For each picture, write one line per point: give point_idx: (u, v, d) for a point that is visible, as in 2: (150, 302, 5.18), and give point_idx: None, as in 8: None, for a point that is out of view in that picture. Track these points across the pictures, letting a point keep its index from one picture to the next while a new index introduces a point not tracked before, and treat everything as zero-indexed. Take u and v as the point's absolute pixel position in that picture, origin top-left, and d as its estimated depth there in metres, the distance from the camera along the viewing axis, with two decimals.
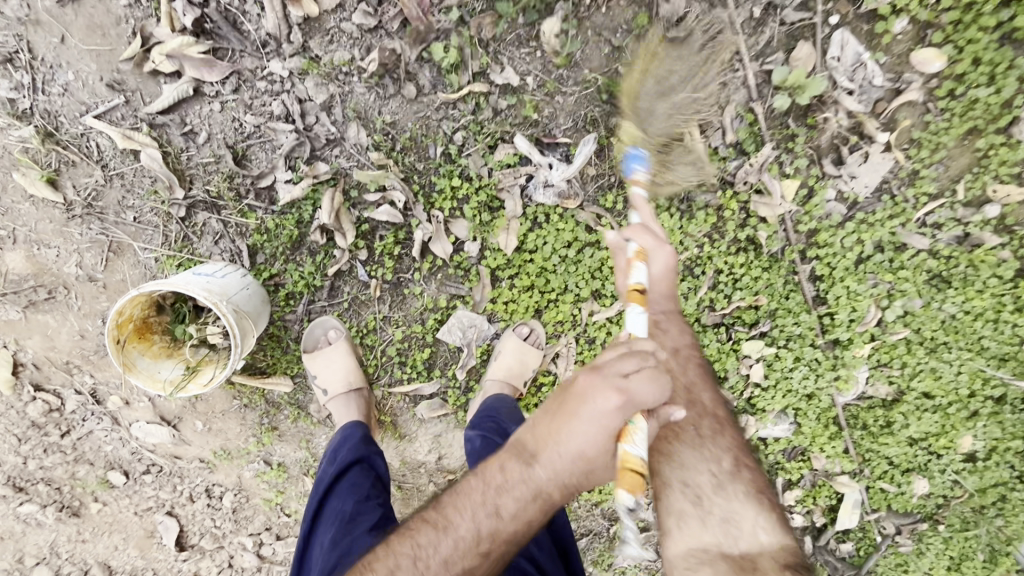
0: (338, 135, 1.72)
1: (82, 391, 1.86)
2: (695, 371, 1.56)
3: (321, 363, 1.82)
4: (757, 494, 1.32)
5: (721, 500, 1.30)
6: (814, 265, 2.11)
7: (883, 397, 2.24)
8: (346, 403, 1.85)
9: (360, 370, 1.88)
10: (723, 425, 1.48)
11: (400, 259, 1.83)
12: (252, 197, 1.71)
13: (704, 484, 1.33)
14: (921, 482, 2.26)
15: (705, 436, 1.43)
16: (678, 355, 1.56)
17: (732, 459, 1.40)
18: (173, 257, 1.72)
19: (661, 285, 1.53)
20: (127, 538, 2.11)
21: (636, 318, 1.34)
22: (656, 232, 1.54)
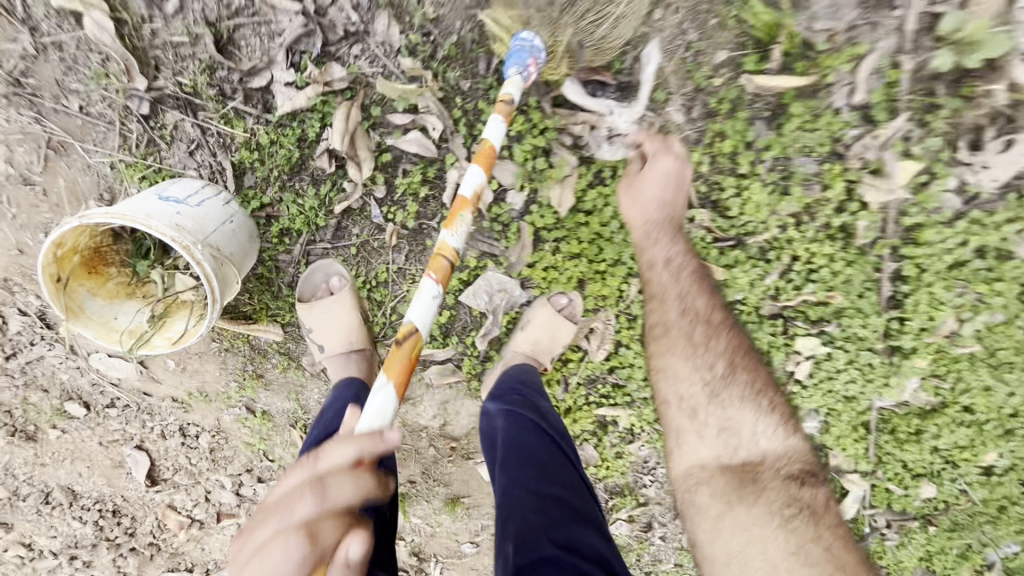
0: (361, 26, 1.28)
1: (27, 312, 1.55)
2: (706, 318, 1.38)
3: (317, 315, 1.50)
4: (790, 492, 1.23)
5: (716, 411, 1.32)
6: (900, 264, 1.70)
7: (924, 403, 1.81)
8: (342, 365, 1.55)
9: (365, 327, 1.56)
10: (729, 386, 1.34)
11: (424, 203, 1.45)
12: (239, 99, 1.29)
13: (720, 478, 1.28)
14: (928, 487, 1.87)
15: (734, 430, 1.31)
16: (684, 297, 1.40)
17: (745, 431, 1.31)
18: (133, 168, 1.32)
19: (655, 185, 1.41)
20: (92, 467, 1.91)
21: (366, 413, 0.92)
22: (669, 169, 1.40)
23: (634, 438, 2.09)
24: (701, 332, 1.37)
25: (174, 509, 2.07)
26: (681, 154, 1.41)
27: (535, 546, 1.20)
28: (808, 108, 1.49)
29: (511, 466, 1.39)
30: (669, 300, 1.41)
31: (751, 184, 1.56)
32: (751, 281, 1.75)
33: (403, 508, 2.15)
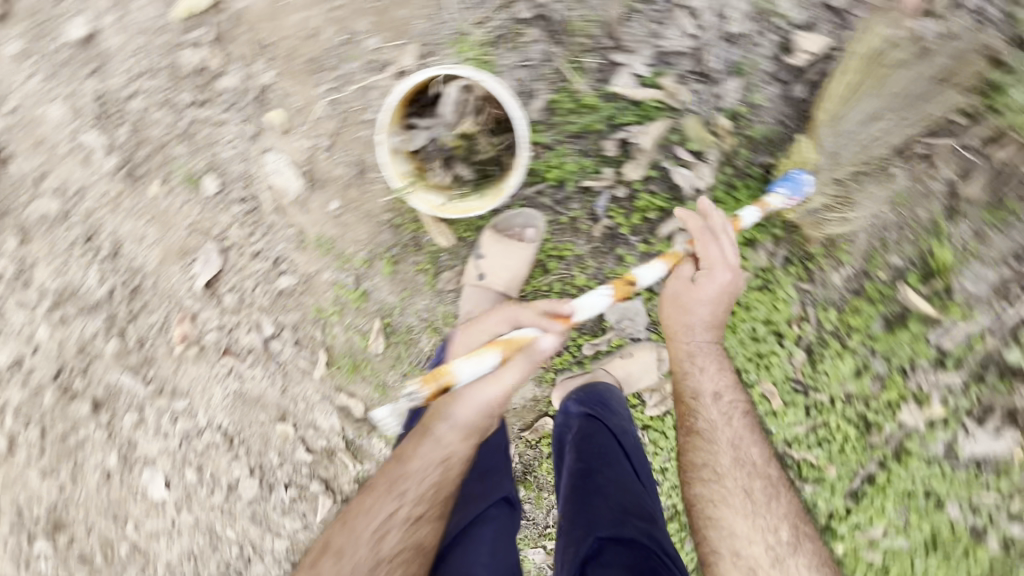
0: (719, 70, 1.50)
1: (247, 80, 1.59)
2: (725, 378, 1.56)
3: (505, 250, 1.63)
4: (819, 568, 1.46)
5: (700, 357, 1.55)
6: (877, 471, 1.91)
7: None
8: (490, 299, 1.67)
9: (522, 282, 1.69)
10: (763, 462, 1.52)
11: (642, 224, 1.63)
12: (593, 59, 1.48)
13: (749, 529, 1.48)
14: None
15: (755, 501, 1.50)
16: (716, 356, 1.57)
17: (785, 519, 1.50)
18: (471, 46, 1.48)
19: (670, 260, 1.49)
20: (159, 239, 1.80)
21: (586, 300, 1.43)
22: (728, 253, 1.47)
23: None
24: (716, 378, 1.55)
25: (192, 320, 1.91)
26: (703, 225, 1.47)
27: (614, 527, 1.38)
28: (920, 332, 1.80)
29: (592, 457, 1.53)
30: (682, 317, 1.53)
31: (847, 355, 1.87)
32: (796, 431, 1.96)
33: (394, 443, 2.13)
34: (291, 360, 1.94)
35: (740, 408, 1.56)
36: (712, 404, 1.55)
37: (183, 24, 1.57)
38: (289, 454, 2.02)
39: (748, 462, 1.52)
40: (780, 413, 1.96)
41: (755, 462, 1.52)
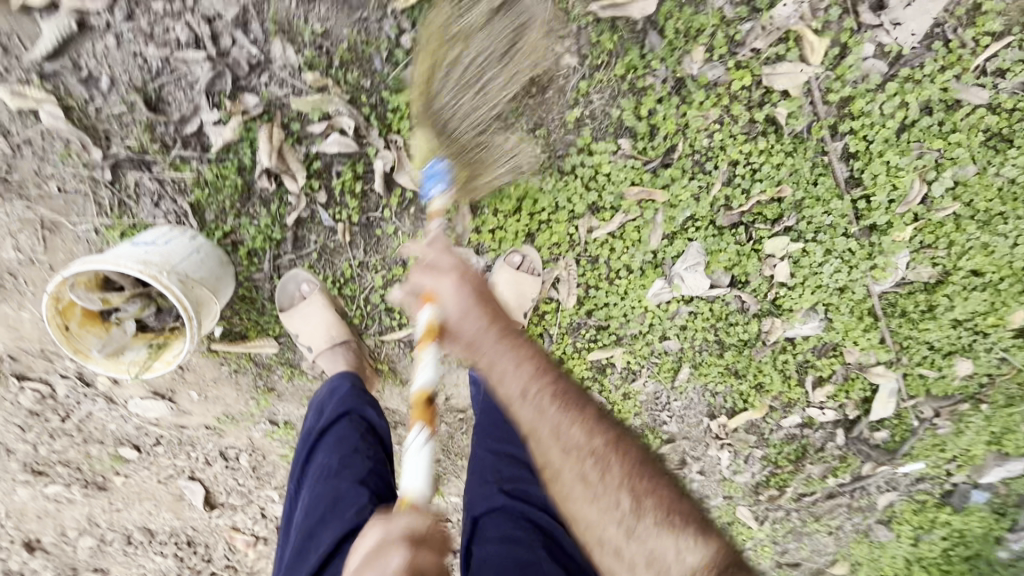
0: (260, 45, 1.42)
1: (68, 375, 1.79)
2: (524, 373, 1.29)
3: (302, 317, 1.67)
4: (668, 526, 1.23)
5: (525, 406, 1.27)
6: (846, 140, 1.86)
7: (925, 281, 2.18)
8: (333, 357, 1.71)
9: (342, 321, 1.74)
10: (593, 431, 1.28)
11: (364, 198, 1.62)
12: (180, 147, 1.46)
13: (592, 505, 1.25)
14: (965, 363, 2.30)
15: (592, 484, 1.25)
16: (461, 315, 1.33)
17: (590, 447, 1.26)
18: (114, 227, 1.52)
19: (466, 322, 1.32)
20: (159, 503, 2.15)
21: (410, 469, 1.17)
22: (449, 262, 1.39)
23: (637, 375, 2.22)
24: (518, 378, 1.28)
25: (238, 529, 2.27)
26: (458, 268, 1.36)
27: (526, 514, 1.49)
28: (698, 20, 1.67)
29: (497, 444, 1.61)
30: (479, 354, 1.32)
31: (665, 104, 1.73)
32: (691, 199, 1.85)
33: (439, 489, 2.25)
34: None
35: (534, 383, 1.29)
36: (517, 395, 1.28)
37: None
38: None
39: (584, 451, 1.26)
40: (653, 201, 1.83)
41: (581, 433, 1.27)
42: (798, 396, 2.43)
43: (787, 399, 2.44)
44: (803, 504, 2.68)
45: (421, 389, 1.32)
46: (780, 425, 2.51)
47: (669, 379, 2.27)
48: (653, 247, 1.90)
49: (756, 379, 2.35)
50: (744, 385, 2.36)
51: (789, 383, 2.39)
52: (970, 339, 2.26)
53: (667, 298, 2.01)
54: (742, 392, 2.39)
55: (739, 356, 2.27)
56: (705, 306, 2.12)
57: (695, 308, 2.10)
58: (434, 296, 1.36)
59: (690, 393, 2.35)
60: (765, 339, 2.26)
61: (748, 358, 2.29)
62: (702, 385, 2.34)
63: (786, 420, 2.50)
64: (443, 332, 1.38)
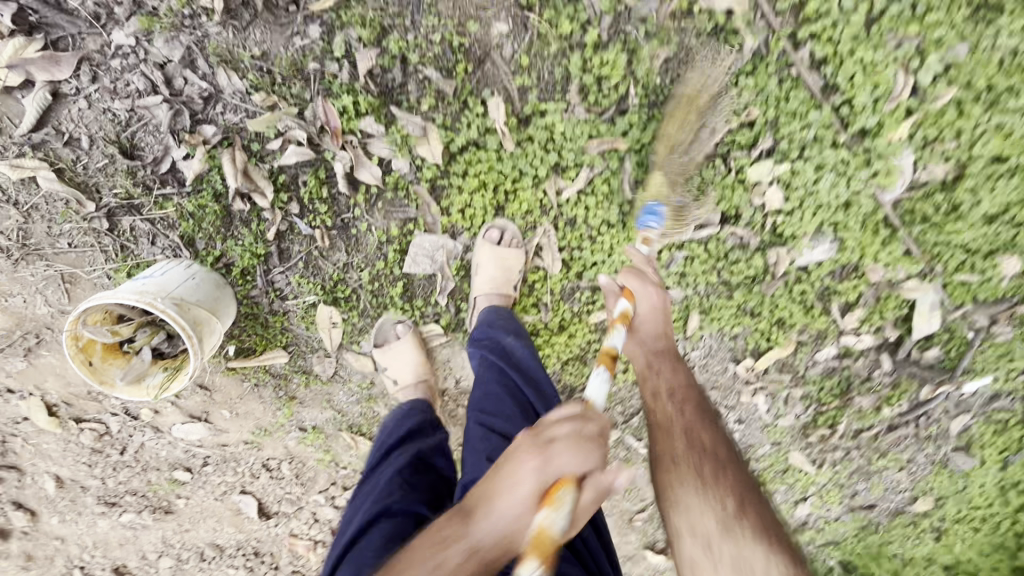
0: (207, 78, 1.54)
1: (117, 411, 1.99)
2: (670, 382, 1.46)
3: (394, 357, 1.87)
4: (765, 536, 1.21)
5: (660, 383, 1.48)
6: (811, 47, 1.76)
7: (942, 180, 2.01)
8: (413, 391, 1.93)
9: (427, 361, 1.94)
10: (715, 442, 1.36)
11: (333, 201, 1.72)
12: (160, 185, 1.61)
13: (706, 519, 1.23)
14: (1010, 261, 2.10)
15: (707, 483, 1.28)
16: (652, 330, 1.54)
17: (711, 451, 1.33)
18: (122, 270, 1.68)
19: (653, 321, 1.55)
20: (221, 519, 2.33)
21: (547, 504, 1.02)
22: (653, 278, 1.57)
23: None
24: (671, 377, 1.48)
25: (297, 536, 2.41)
26: (661, 295, 1.56)
27: None
28: None
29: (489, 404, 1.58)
30: (660, 356, 1.52)
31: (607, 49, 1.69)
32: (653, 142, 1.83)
33: None
34: None
35: (674, 385, 1.46)
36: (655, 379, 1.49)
37: (58, 435, 2.01)
38: None
39: (701, 444, 1.35)
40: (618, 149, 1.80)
41: (695, 441, 1.35)
42: (827, 326, 2.30)
43: (816, 331, 2.31)
44: (861, 441, 2.52)
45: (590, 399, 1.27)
46: (814, 360, 2.38)
47: (681, 329, 2.25)
48: (627, 198, 1.85)
49: (775, 315, 2.25)
50: (764, 323, 2.26)
51: (812, 314, 2.26)
52: (1010, 233, 2.06)
53: (656, 246, 1.98)
54: (765, 332, 2.29)
55: (751, 294, 2.19)
56: (700, 247, 2.07)
57: (691, 253, 2.06)
58: (631, 294, 1.53)
59: (708, 340, 2.29)
60: (774, 272, 2.16)
61: (760, 294, 2.20)
62: (718, 330, 2.27)
63: (820, 354, 2.37)
64: (631, 326, 1.52)
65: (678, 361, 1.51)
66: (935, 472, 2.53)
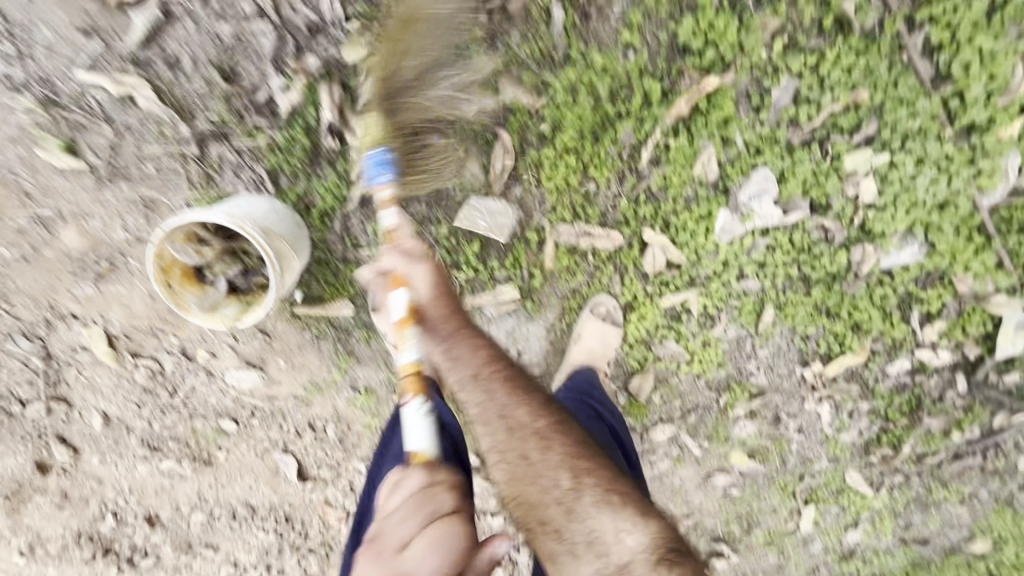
0: (315, 10, 1.54)
1: (173, 350, 1.95)
2: (537, 434, 1.43)
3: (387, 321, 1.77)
4: (609, 504, 1.40)
5: (488, 403, 1.43)
6: (927, 32, 1.70)
7: None
8: None
9: None
10: (534, 414, 1.45)
11: (421, 148, 1.68)
12: (254, 115, 1.59)
13: (564, 484, 1.41)
14: None
15: (535, 464, 1.41)
16: (505, 402, 1.43)
17: (505, 424, 1.42)
18: (202, 199, 1.66)
19: (432, 308, 1.45)
20: (257, 478, 2.26)
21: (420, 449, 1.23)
22: (412, 247, 1.48)
23: (716, 320, 2.10)
24: (474, 390, 1.43)
25: (330, 504, 2.33)
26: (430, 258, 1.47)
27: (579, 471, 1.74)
28: None
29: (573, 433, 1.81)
30: (466, 356, 1.44)
31: (709, 14, 1.63)
32: (748, 120, 1.77)
33: None
34: None
35: (534, 430, 1.43)
36: (487, 431, 1.43)
37: (113, 369, 1.98)
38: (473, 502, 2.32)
39: (518, 429, 1.42)
40: (713, 124, 1.76)
41: (534, 419, 1.44)
42: (904, 336, 2.16)
43: (893, 340, 2.17)
44: (924, 467, 2.36)
45: (411, 363, 1.36)
46: (886, 372, 2.22)
47: (753, 323, 2.12)
48: (714, 179, 1.83)
49: (853, 318, 2.12)
50: (840, 325, 2.13)
51: (890, 322, 2.13)
52: None
53: (741, 231, 1.92)
54: (840, 336, 2.16)
55: (830, 293, 2.07)
56: (785, 237, 1.96)
57: (774, 241, 1.95)
58: (406, 281, 1.45)
59: (778, 339, 2.17)
60: (857, 271, 2.05)
61: (841, 294, 2.08)
62: (791, 330, 2.16)
63: (891, 366, 2.21)
64: (422, 317, 1.45)
65: (498, 358, 1.49)
66: (997, 512, 2.38)
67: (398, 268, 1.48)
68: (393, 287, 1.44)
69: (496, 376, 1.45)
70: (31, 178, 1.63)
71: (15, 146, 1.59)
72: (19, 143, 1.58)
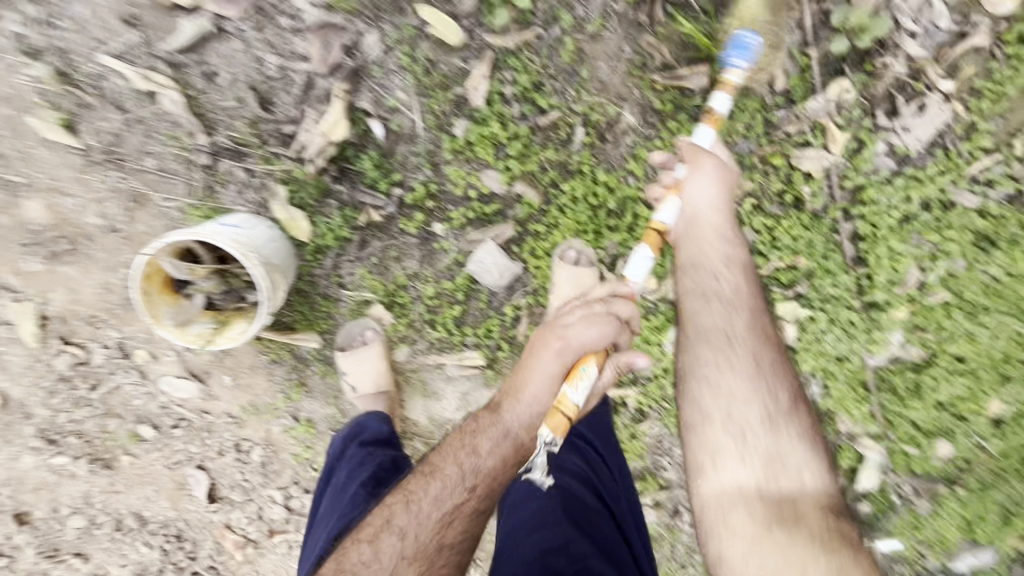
0: (361, 62, 1.58)
1: (108, 345, 1.83)
2: (713, 347, 1.54)
3: (354, 361, 1.82)
4: (798, 516, 1.40)
5: (727, 383, 1.51)
6: (856, 224, 2.03)
7: (914, 361, 2.17)
8: (372, 402, 1.87)
9: (390, 373, 1.89)
10: (792, 394, 1.52)
11: (430, 212, 1.76)
12: (277, 144, 1.60)
13: (760, 416, 1.49)
14: (944, 445, 2.20)
15: (779, 457, 1.46)
16: (731, 299, 1.57)
17: (748, 325, 1.56)
18: (197, 208, 1.62)
19: (708, 255, 1.59)
20: (159, 490, 2.12)
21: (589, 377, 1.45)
22: (722, 207, 1.62)
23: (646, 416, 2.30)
24: (744, 364, 1.51)
25: (230, 528, 2.22)
26: (742, 251, 1.61)
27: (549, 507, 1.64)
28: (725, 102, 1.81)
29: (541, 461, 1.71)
30: (722, 320, 1.55)
31: None
32: None
33: None
34: None
35: (780, 389, 1.51)
36: (712, 343, 1.54)
37: (30, 350, 1.82)
38: None
39: (741, 421, 1.48)
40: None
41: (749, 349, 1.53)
42: None
43: None
44: None
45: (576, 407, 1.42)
46: None
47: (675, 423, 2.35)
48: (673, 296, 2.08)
49: None
50: None
51: None
52: (952, 423, 2.17)
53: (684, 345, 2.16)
54: None
55: None
56: None
57: None
58: (683, 190, 1.60)
59: None
60: None
61: None
62: None
63: None
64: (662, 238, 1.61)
65: (784, 363, 1.55)
66: None
67: (685, 179, 1.61)
68: (678, 190, 1.60)
69: (753, 286, 1.60)
70: (11, 142, 1.55)
71: (3, 106, 1.51)
72: (9, 104, 1.51)
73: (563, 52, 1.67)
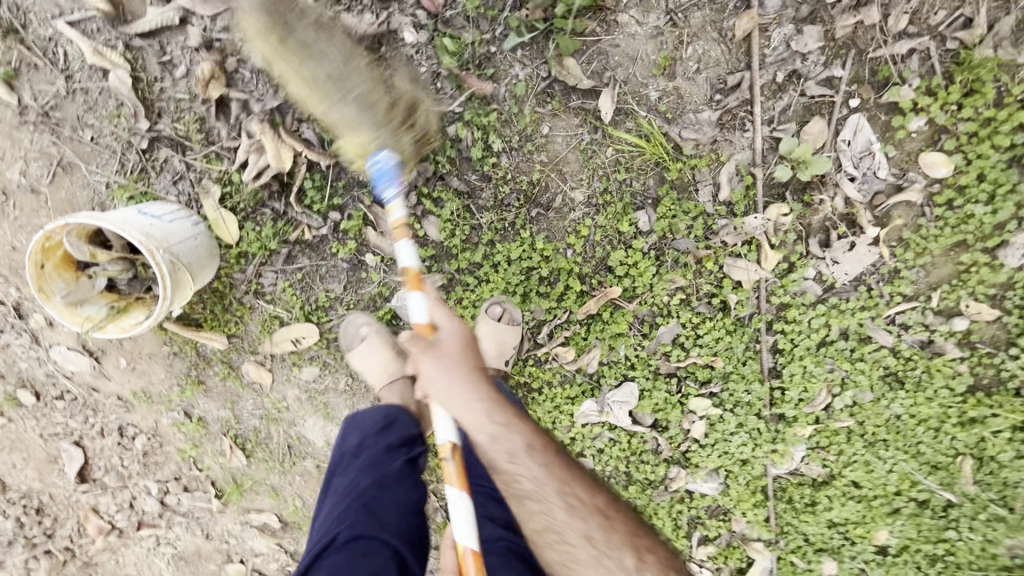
0: None
1: (5, 302, 1.79)
2: (564, 502, 1.27)
3: (364, 353, 1.71)
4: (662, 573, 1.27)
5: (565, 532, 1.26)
6: (776, 337, 2.01)
7: (814, 478, 2.10)
8: (394, 390, 1.69)
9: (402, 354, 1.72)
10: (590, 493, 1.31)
11: (363, 241, 1.75)
12: (220, 144, 1.62)
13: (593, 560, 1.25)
14: (830, 563, 2.13)
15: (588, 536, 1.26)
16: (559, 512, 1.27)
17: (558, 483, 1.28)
18: (125, 188, 1.61)
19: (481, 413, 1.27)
20: (28, 459, 2.04)
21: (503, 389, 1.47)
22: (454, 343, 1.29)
23: None
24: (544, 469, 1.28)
25: (97, 513, 2.11)
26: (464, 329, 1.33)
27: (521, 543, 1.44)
28: (668, 195, 1.86)
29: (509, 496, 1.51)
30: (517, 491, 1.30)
31: (635, 254, 1.89)
32: (634, 340, 1.99)
33: None
34: (193, 508, 2.10)
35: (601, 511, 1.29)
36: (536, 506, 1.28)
37: None
38: (249, 565, 2.18)
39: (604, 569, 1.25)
40: (607, 332, 1.95)
41: (588, 492, 1.30)
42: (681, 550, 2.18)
43: None
44: None
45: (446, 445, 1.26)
46: None
47: None
48: (591, 372, 2.00)
49: None
50: None
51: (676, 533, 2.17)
52: (840, 542, 2.12)
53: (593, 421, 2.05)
54: None
55: None
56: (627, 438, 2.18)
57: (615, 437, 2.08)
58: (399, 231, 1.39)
59: None
60: (667, 485, 2.13)
61: None
62: None
63: None
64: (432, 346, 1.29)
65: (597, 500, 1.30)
66: None
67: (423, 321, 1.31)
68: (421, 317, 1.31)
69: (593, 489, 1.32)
70: None
71: None
72: None
73: (520, 121, 1.74)
